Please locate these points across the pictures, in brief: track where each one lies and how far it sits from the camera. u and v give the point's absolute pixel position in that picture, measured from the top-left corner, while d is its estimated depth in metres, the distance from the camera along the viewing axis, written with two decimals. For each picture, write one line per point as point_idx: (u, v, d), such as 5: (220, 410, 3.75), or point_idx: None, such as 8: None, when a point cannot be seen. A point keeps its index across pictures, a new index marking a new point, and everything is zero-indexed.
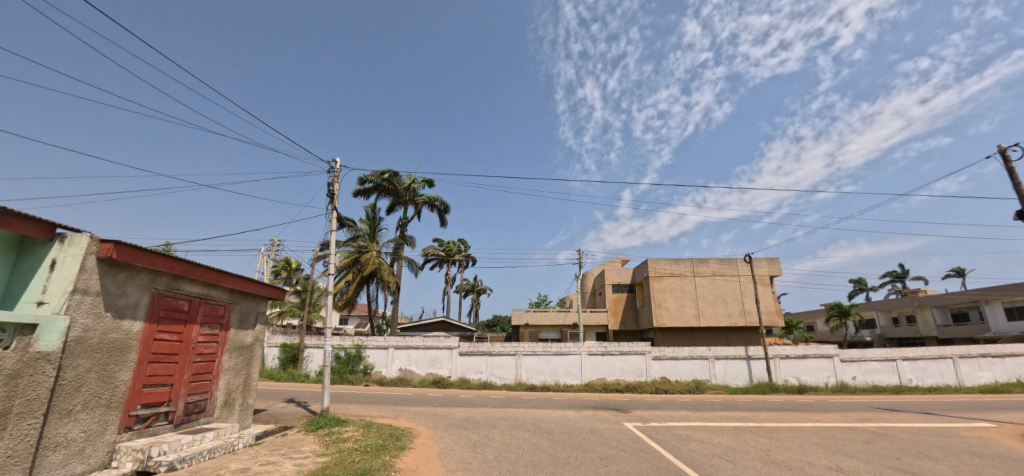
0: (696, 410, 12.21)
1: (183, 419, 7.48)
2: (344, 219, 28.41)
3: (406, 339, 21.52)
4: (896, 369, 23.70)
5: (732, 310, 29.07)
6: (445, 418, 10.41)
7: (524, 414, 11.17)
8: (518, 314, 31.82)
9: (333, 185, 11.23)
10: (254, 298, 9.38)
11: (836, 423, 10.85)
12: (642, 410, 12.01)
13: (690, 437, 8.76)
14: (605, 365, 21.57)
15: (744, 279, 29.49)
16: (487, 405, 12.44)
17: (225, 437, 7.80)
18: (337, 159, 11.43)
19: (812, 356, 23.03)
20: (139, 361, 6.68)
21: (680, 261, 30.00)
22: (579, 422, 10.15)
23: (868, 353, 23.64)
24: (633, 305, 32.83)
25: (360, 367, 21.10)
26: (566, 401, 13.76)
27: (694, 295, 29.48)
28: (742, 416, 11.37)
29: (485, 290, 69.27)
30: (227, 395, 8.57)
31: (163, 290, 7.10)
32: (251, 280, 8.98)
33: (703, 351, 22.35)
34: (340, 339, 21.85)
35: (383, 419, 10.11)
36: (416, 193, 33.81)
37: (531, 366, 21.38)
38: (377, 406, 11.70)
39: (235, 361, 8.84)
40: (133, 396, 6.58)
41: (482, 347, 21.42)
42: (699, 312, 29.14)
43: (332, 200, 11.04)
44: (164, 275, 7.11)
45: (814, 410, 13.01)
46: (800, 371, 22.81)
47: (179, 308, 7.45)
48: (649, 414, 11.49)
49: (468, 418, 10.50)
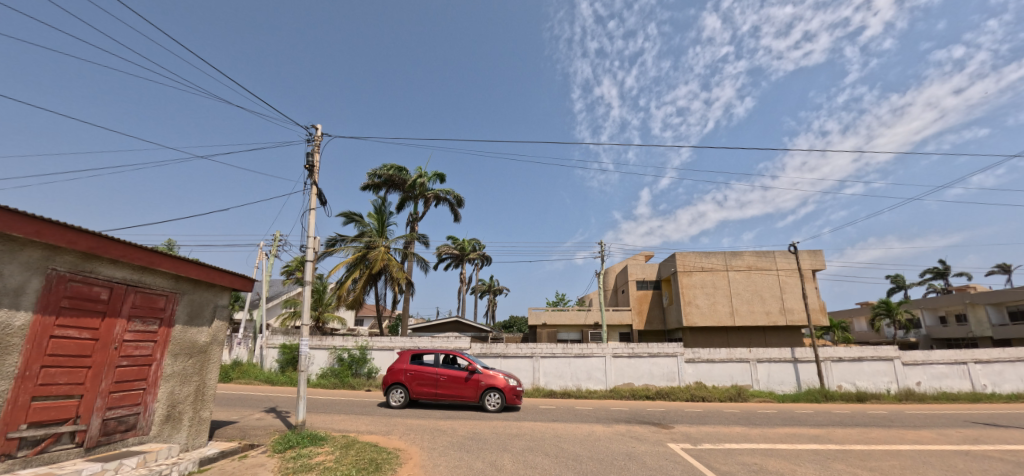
0: (751, 426, 10.00)
1: (100, 440, 5.81)
2: (352, 212, 27.17)
3: (414, 339, 19.77)
4: (967, 374, 20.76)
5: (770, 308, 26.43)
6: (445, 436, 8.48)
7: (540, 430, 9.16)
8: (535, 313, 29.91)
9: (313, 155, 9.46)
10: (210, 288, 7.71)
11: (943, 446, 8.60)
12: (686, 426, 9.84)
13: (762, 467, 6.69)
14: (632, 369, 19.38)
15: (784, 274, 26.76)
16: (495, 416, 10.51)
17: (154, 464, 6.09)
18: (318, 125, 9.64)
19: (869, 359, 20.36)
20: (25, 365, 4.99)
21: (712, 254, 27.39)
22: (610, 442, 8.13)
23: (934, 355, 20.78)
24: (660, 303, 30.40)
25: (364, 371, 19.45)
26: (590, 411, 11.70)
27: (728, 291, 26.91)
28: (814, 436, 9.17)
29: (502, 290, 67.56)
30: (171, 408, 6.89)
31: (67, 273, 5.45)
32: (201, 266, 7.29)
33: (743, 353, 19.91)
34: (343, 339, 20.32)
35: (370, 436, 8.27)
36: (427, 186, 32.17)
37: (549, 369, 19.36)
38: (366, 418, 9.90)
39: (184, 365, 7.15)
40: (16, 411, 4.89)
41: (497, 348, 19.55)
42: (733, 310, 26.58)
43: (312, 173, 9.28)
44: (67, 253, 5.44)
45: (896, 425, 10.65)
46: (856, 376, 20.17)
47: (94, 296, 5.77)
48: (696, 431, 9.38)
49: (472, 436, 8.53)
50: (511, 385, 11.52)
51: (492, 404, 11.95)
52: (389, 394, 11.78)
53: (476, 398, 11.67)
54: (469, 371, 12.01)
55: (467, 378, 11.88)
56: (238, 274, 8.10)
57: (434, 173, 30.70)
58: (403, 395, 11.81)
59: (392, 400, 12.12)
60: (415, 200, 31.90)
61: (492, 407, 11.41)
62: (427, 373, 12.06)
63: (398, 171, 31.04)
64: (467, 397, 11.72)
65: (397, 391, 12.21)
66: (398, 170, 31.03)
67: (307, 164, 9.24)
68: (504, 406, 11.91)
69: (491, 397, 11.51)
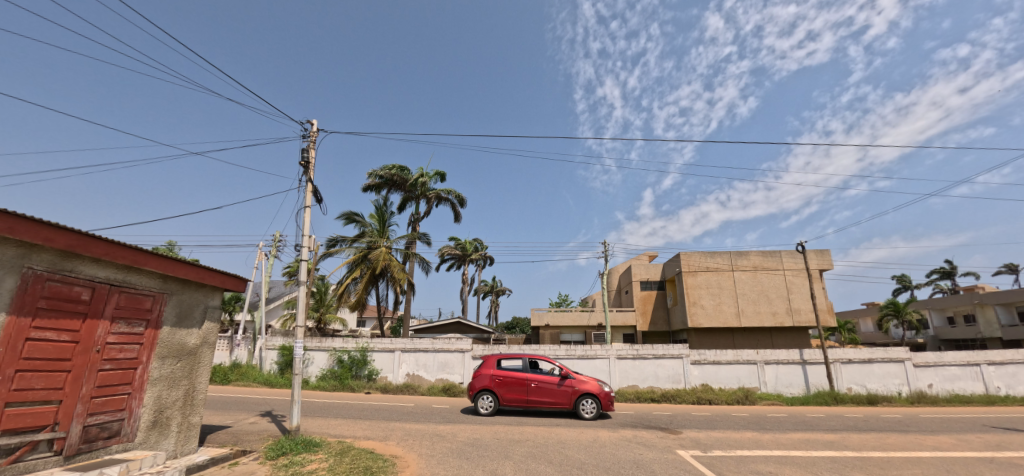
0: (762, 431, 9.62)
1: (79, 448, 5.53)
2: (353, 212, 26.91)
3: (415, 341, 19.47)
4: (980, 376, 20.27)
5: (777, 309, 26.00)
6: (445, 442, 8.16)
7: (543, 435, 8.83)
8: (538, 314, 29.58)
9: (308, 151, 9.18)
10: (200, 288, 7.44)
11: (966, 453, 8.22)
12: (694, 431, 9.48)
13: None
14: (636, 371, 19.02)
15: (791, 274, 26.33)
16: (497, 420, 10.18)
17: (137, 472, 5.81)
18: (314, 121, 9.35)
19: (879, 361, 19.92)
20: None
21: (717, 254, 26.98)
22: (615, 449, 7.81)
23: (946, 356, 20.32)
24: (664, 303, 30.01)
25: (364, 372, 19.18)
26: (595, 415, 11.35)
27: (733, 291, 26.49)
28: (829, 442, 8.81)
29: (504, 291, 67.21)
30: (158, 414, 6.62)
31: (45, 272, 5.18)
32: (190, 265, 7.01)
33: (751, 354, 19.49)
34: (343, 341, 20.00)
35: (366, 442, 7.97)
36: (428, 186, 31.87)
37: None
38: (364, 423, 9.60)
39: (172, 369, 6.88)
40: None
41: (498, 350, 19.26)
42: (739, 311, 26.16)
43: (307, 170, 9.01)
44: (43, 251, 5.18)
45: (913, 430, 10.26)
46: (866, 378, 19.74)
47: (74, 297, 5.50)
48: (705, 436, 9.04)
49: (473, 442, 8.22)
50: (607, 391, 10.92)
51: (587, 411, 11.40)
52: (478, 401, 11.30)
53: (570, 404, 11.11)
54: (560, 377, 11.44)
55: (560, 384, 11.31)
56: (230, 274, 7.82)
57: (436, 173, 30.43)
58: (493, 402, 11.29)
59: (480, 407, 11.65)
60: (417, 200, 31.63)
61: (589, 414, 10.85)
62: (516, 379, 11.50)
63: (399, 171, 30.76)
64: (561, 404, 11.18)
65: (485, 397, 11.75)
66: (399, 170, 30.78)
67: (302, 161, 8.96)
68: (600, 412, 11.33)
69: (587, 404, 10.92)
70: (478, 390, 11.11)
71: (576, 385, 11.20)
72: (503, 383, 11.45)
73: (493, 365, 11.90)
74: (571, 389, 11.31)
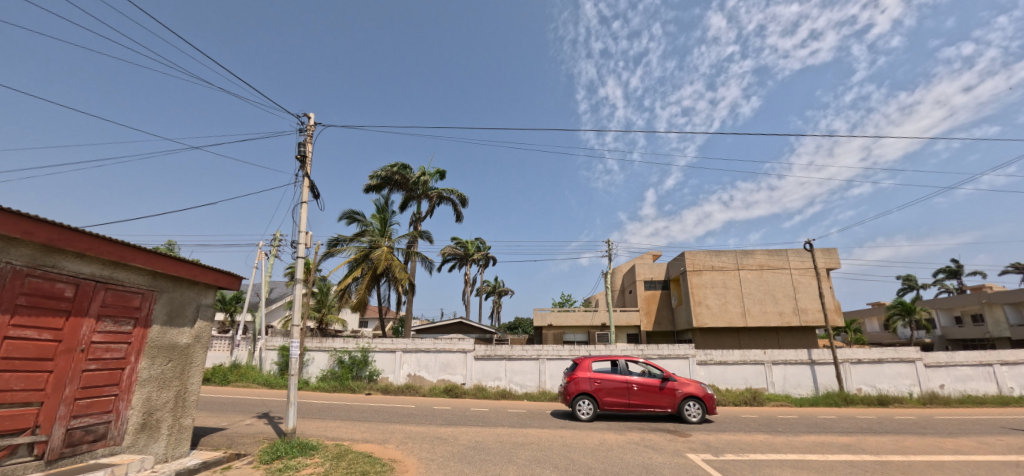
0: (775, 434, 9.28)
1: (63, 451, 5.28)
2: (354, 212, 26.70)
3: (416, 341, 19.21)
4: (993, 376, 19.84)
5: (784, 308, 25.62)
6: (446, 445, 7.89)
7: (547, 438, 8.52)
8: (541, 314, 29.28)
9: (305, 145, 8.93)
10: (193, 286, 7.18)
11: (990, 456, 7.86)
12: (703, 434, 9.17)
13: None
14: None
15: (797, 273, 25.93)
16: (500, 422, 9.88)
17: None
18: (311, 114, 9.09)
19: (890, 361, 19.53)
20: None
21: (722, 253, 26.61)
22: (623, 452, 7.52)
23: (958, 356, 19.90)
24: (668, 303, 29.65)
25: (365, 373, 18.93)
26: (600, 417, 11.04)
27: (739, 291, 26.11)
28: (845, 446, 8.49)
29: (507, 291, 66.92)
30: (147, 416, 6.36)
31: (25, 268, 4.94)
32: (182, 261, 6.76)
33: (758, 354, 19.14)
34: (343, 341, 19.73)
35: (365, 445, 7.71)
36: (430, 185, 31.59)
37: (555, 372, 18.68)
38: (363, 425, 9.34)
39: (163, 369, 6.62)
40: None
41: (501, 350, 18.98)
42: (745, 310, 25.77)
43: (304, 165, 8.75)
44: (23, 246, 4.93)
45: (931, 433, 9.90)
46: (876, 378, 19.35)
47: (56, 294, 5.24)
48: (715, 439, 8.72)
49: (475, 445, 7.93)
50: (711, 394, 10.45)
51: (690, 414, 10.91)
52: (577, 407, 10.77)
53: (673, 408, 10.61)
54: (661, 379, 10.92)
55: (661, 387, 10.79)
56: (224, 271, 7.57)
57: (437, 171, 30.17)
58: (592, 407, 10.77)
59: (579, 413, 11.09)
60: (419, 199, 31.38)
61: (695, 418, 10.44)
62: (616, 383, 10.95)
63: (401, 169, 30.52)
64: (664, 407, 10.69)
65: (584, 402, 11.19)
66: (400, 169, 30.56)
67: (298, 155, 8.71)
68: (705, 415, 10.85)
69: (691, 408, 10.44)
70: (577, 396, 10.57)
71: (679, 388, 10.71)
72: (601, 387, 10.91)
73: (586, 368, 11.33)
74: (674, 392, 10.82)
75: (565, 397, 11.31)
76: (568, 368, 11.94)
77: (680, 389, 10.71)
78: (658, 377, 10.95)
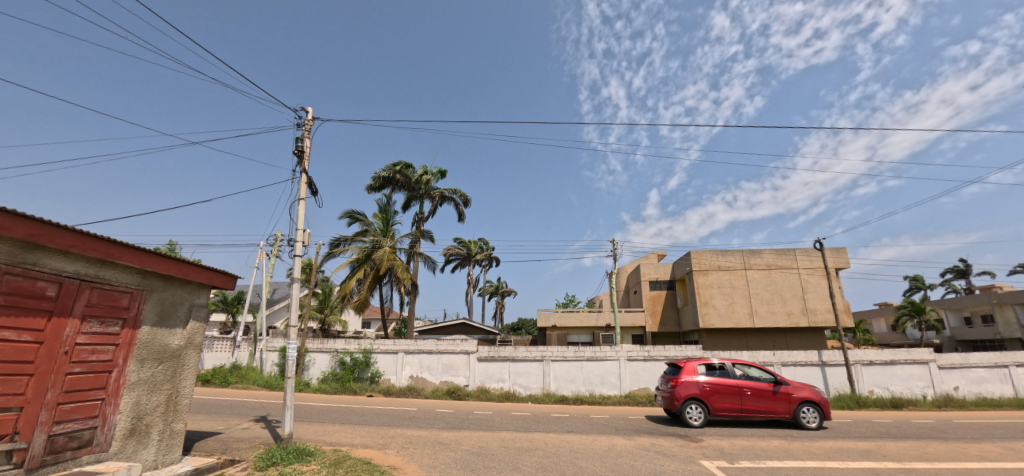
0: (790, 439, 8.91)
1: (45, 459, 5.01)
2: (356, 212, 26.51)
3: (418, 342, 18.93)
4: (1009, 378, 19.33)
5: (792, 309, 25.17)
6: (449, 451, 7.59)
7: (553, 443, 8.20)
8: (545, 314, 28.93)
9: (303, 140, 8.64)
10: (185, 285, 6.92)
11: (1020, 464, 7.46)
12: (715, 438, 8.84)
13: None
14: (648, 373, 18.32)
15: (805, 273, 25.49)
16: (504, 427, 9.56)
17: None
18: (308, 108, 8.81)
19: (902, 362, 19.08)
20: None
21: (729, 253, 26.20)
22: (633, 459, 7.21)
23: (973, 358, 19.40)
24: (674, 303, 29.25)
25: (367, 375, 18.65)
26: (607, 420, 10.71)
27: (746, 291, 25.68)
28: (864, 452, 8.13)
29: (511, 292, 66.59)
30: (136, 421, 6.09)
31: (4, 265, 4.68)
32: (172, 259, 6.49)
33: (767, 356, 18.74)
34: (345, 342, 19.52)
35: (364, 451, 7.42)
36: (432, 185, 31.34)
37: (560, 374, 18.35)
38: (362, 429, 9.05)
39: (154, 372, 6.36)
40: None
41: (505, 352, 18.66)
42: (753, 311, 25.34)
43: (301, 160, 8.48)
44: (2, 243, 4.68)
45: (952, 438, 9.50)
46: (889, 380, 18.92)
47: (36, 293, 4.97)
48: (728, 444, 8.40)
49: (478, 451, 7.62)
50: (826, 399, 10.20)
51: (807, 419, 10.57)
52: (685, 412, 10.25)
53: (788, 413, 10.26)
54: (773, 383, 10.56)
55: (775, 391, 10.43)
56: (218, 270, 7.30)
57: (439, 171, 29.91)
58: (702, 412, 10.26)
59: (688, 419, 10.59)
60: (421, 199, 31.13)
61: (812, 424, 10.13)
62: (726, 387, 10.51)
63: (403, 169, 30.31)
64: (779, 413, 10.33)
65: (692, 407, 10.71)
66: (402, 168, 30.35)
67: (296, 150, 8.44)
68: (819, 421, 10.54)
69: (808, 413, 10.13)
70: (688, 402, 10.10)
71: (794, 392, 10.37)
72: (712, 390, 10.44)
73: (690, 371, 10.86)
74: (788, 397, 10.46)
75: (668, 400, 10.77)
76: (667, 370, 11.46)
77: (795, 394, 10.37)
78: (769, 381, 10.59)
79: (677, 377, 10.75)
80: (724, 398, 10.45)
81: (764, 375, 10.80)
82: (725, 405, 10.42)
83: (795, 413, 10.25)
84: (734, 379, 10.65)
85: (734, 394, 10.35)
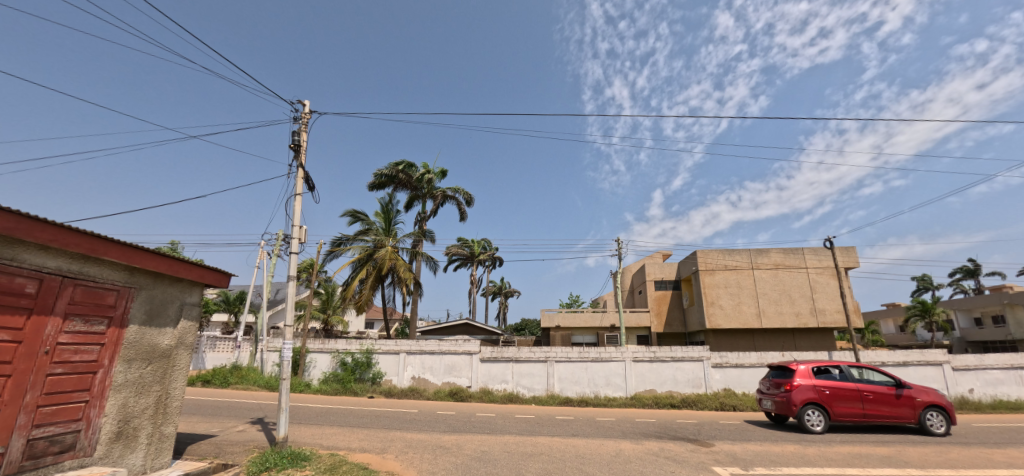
0: (806, 444, 8.55)
1: (23, 465, 4.75)
2: (358, 211, 26.36)
3: (420, 343, 18.68)
4: None
5: (800, 309, 24.72)
6: (449, 455, 7.31)
7: (558, 447, 7.88)
8: (549, 314, 28.63)
9: (300, 134, 8.38)
10: (177, 283, 6.69)
11: None
12: (727, 443, 8.51)
13: None
14: (654, 374, 17.98)
15: (814, 272, 25.03)
16: (507, 430, 9.26)
17: None
18: (306, 101, 8.55)
19: (915, 364, 18.61)
20: None
21: (736, 252, 25.79)
22: (641, 464, 6.90)
23: (988, 359, 18.90)
24: (679, 304, 28.85)
25: (368, 376, 18.39)
26: (614, 423, 10.38)
27: (754, 291, 25.25)
28: (884, 458, 7.78)
29: (514, 293, 66.30)
30: (123, 424, 5.84)
31: None
32: (163, 256, 6.26)
33: (776, 357, 18.35)
34: (346, 342, 19.32)
35: (362, 455, 7.15)
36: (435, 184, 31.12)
37: (564, 375, 18.02)
38: (361, 432, 8.77)
39: (142, 373, 6.11)
40: None
41: (508, 352, 18.36)
42: (760, 311, 24.91)
43: (298, 154, 8.22)
44: None
45: (974, 442, 9.10)
46: None
47: (16, 290, 4.73)
48: (740, 449, 8.08)
49: (480, 456, 7.30)
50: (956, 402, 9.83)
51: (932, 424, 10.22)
52: (806, 418, 9.93)
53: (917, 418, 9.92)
54: (894, 386, 10.18)
55: (898, 396, 10.06)
56: (211, 268, 7.07)
57: (441, 170, 29.70)
58: (824, 417, 9.94)
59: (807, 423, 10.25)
60: (424, 198, 30.90)
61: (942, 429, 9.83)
62: (847, 392, 10.08)
63: (406, 168, 30.13)
64: (903, 418, 9.97)
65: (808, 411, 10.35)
66: (405, 167, 30.16)
67: (292, 144, 8.18)
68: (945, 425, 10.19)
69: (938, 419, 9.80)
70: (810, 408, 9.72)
71: (918, 397, 10.03)
72: (833, 395, 10.02)
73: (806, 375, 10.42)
74: (910, 402, 10.08)
75: (783, 405, 10.38)
76: (776, 374, 11.03)
77: (920, 398, 10.02)
78: (890, 385, 10.21)
79: (793, 380, 10.34)
80: (845, 403, 10.05)
81: (883, 378, 10.42)
82: (845, 409, 10.07)
83: (921, 419, 9.95)
84: (852, 383, 10.26)
85: (856, 400, 9.95)
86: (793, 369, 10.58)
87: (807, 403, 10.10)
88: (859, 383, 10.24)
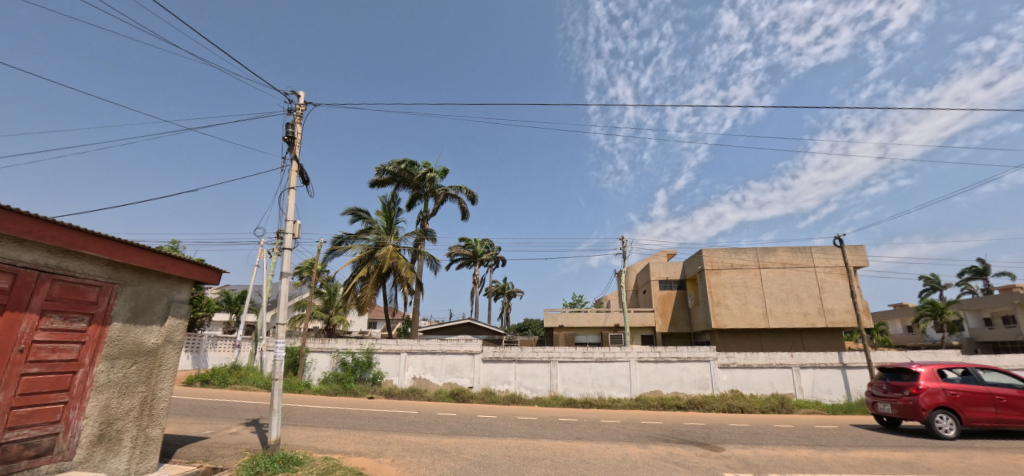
0: (821, 449, 8.19)
1: None
2: (359, 209, 26.15)
3: (421, 342, 18.38)
4: None
5: (808, 309, 24.27)
6: (449, 459, 7.00)
7: (562, 451, 7.54)
8: (552, 314, 28.31)
9: (294, 126, 8.10)
10: (164, 278, 6.43)
11: None
12: (737, 447, 8.18)
13: None
14: (659, 375, 17.62)
15: (822, 272, 24.56)
16: (509, 432, 8.93)
17: None
18: (300, 92, 8.26)
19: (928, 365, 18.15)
20: None
21: (742, 251, 25.36)
22: (648, 470, 6.58)
23: (1004, 360, 18.39)
24: (684, 303, 28.45)
25: (368, 376, 18.13)
26: (619, 426, 10.05)
27: (760, 290, 24.81)
28: (903, 463, 7.42)
29: (517, 293, 65.97)
30: (105, 426, 5.57)
31: None
32: (148, 251, 5.99)
33: (784, 357, 17.95)
34: (347, 342, 19.07)
35: (358, 460, 6.86)
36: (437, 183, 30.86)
37: (568, 375, 17.68)
38: (357, 434, 8.49)
39: (127, 373, 5.85)
40: None
41: (511, 352, 18.06)
42: (767, 311, 24.47)
43: (292, 147, 7.95)
44: None
45: (998, 447, 8.71)
46: None
47: None
48: (752, 453, 7.74)
49: (480, 460, 6.98)
50: None
51: None
52: (937, 423, 9.53)
53: None
54: None
55: None
56: (200, 264, 6.80)
57: (443, 168, 29.45)
58: (955, 422, 9.52)
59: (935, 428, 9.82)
60: (426, 197, 30.65)
61: None
62: (980, 396, 9.62)
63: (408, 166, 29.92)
64: None
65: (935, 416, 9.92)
66: (407, 165, 29.93)
67: (286, 136, 7.89)
68: None
69: None
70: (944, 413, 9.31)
71: None
72: (965, 399, 9.59)
73: (933, 378, 9.95)
74: None
75: (907, 410, 9.97)
76: (894, 376, 10.60)
77: None
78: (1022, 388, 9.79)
79: (917, 384, 9.89)
80: (976, 407, 9.62)
81: (1011, 380, 10.00)
82: (976, 413, 9.65)
83: None
84: (982, 386, 9.82)
85: (989, 404, 9.51)
86: (915, 372, 10.15)
87: (936, 408, 9.66)
88: (989, 386, 9.79)
